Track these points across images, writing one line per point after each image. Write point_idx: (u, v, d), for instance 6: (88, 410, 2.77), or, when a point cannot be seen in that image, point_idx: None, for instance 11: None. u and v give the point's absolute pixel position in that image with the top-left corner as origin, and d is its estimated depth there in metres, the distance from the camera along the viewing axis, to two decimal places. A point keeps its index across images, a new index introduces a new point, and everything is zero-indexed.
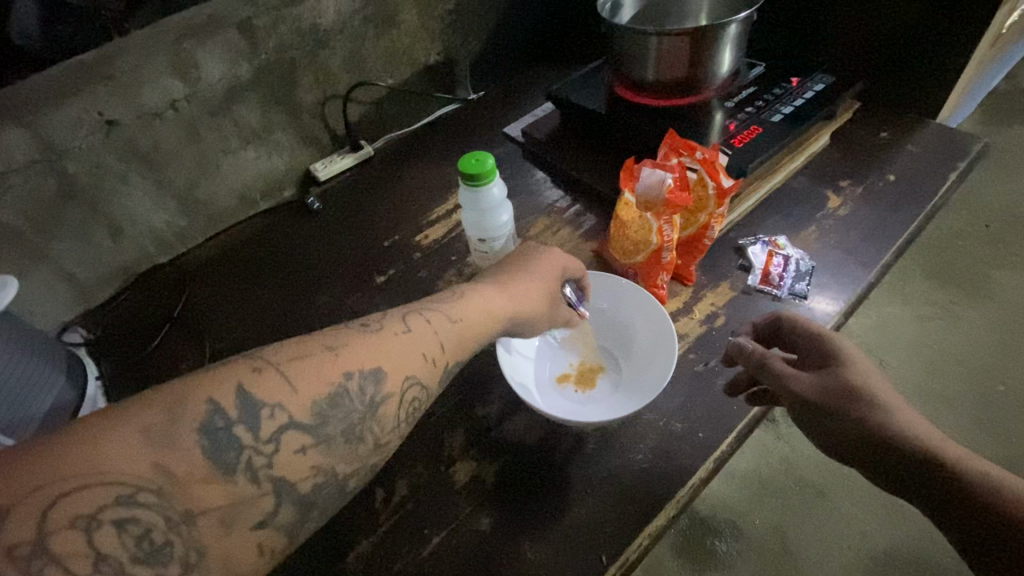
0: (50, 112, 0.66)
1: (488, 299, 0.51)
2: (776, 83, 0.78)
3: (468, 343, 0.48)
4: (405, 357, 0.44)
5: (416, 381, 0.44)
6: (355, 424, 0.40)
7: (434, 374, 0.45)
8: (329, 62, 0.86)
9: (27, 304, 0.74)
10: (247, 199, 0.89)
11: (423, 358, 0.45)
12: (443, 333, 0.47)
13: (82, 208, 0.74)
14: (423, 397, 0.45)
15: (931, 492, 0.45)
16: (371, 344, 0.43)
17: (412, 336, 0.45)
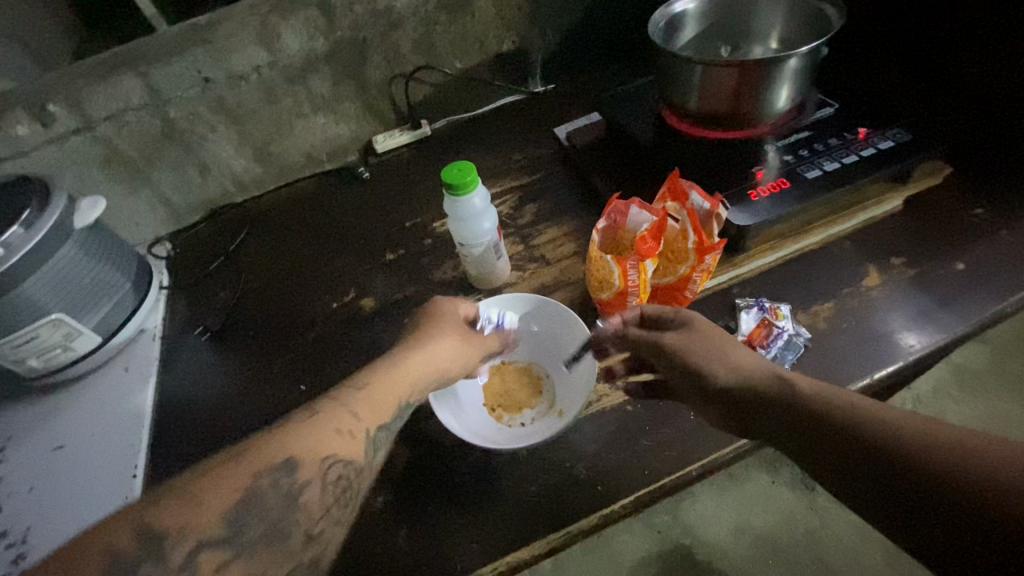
0: (160, 66, 0.81)
1: (406, 362, 0.55)
2: (839, 132, 0.68)
3: (387, 406, 0.52)
4: (321, 443, 0.48)
5: (340, 461, 0.48)
6: (279, 522, 0.44)
7: (357, 449, 0.49)
8: (399, 44, 0.92)
9: (133, 216, 0.93)
10: (314, 159, 1.00)
11: (339, 435, 0.49)
12: (356, 409, 0.51)
13: (178, 147, 0.89)
14: (350, 473, 0.49)
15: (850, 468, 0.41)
16: (281, 439, 0.47)
17: (321, 419, 0.49)
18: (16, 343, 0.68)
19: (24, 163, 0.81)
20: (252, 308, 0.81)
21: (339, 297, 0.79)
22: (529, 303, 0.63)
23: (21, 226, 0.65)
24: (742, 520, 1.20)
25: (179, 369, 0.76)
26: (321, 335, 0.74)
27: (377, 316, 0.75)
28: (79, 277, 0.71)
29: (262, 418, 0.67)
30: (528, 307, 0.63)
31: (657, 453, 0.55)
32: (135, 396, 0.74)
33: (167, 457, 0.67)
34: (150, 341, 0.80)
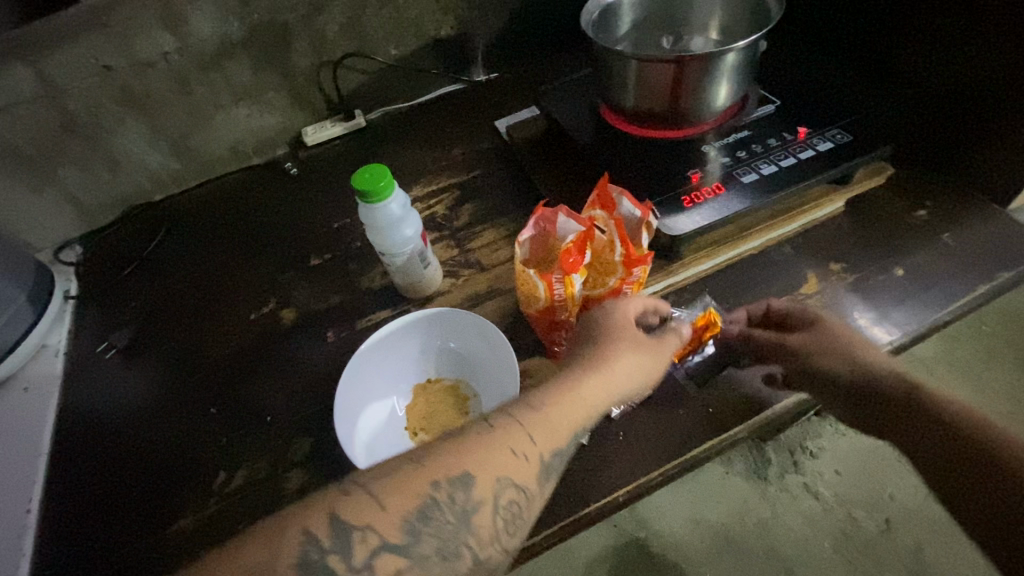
0: (51, 54, 0.73)
1: (580, 386, 0.49)
2: (779, 131, 0.65)
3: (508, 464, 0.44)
4: (496, 460, 0.44)
5: (511, 484, 0.44)
6: (448, 541, 0.41)
7: (531, 471, 0.45)
8: (326, 28, 0.85)
9: (36, 218, 0.84)
10: (238, 153, 0.92)
11: (515, 455, 0.45)
12: (534, 431, 0.46)
13: (81, 141, 0.81)
14: (519, 498, 0.44)
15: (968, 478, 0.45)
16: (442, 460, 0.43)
17: (511, 431, 0.46)
18: None
19: None
20: (164, 318, 0.75)
21: (260, 307, 0.74)
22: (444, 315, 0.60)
23: None
24: (697, 512, 1.21)
25: (85, 388, 0.70)
26: (239, 349, 0.69)
27: (299, 328, 0.70)
28: None
29: (172, 444, 0.62)
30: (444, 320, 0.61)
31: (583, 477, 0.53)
32: (35, 420, 0.68)
33: (67, 489, 0.61)
34: (53, 357, 0.74)
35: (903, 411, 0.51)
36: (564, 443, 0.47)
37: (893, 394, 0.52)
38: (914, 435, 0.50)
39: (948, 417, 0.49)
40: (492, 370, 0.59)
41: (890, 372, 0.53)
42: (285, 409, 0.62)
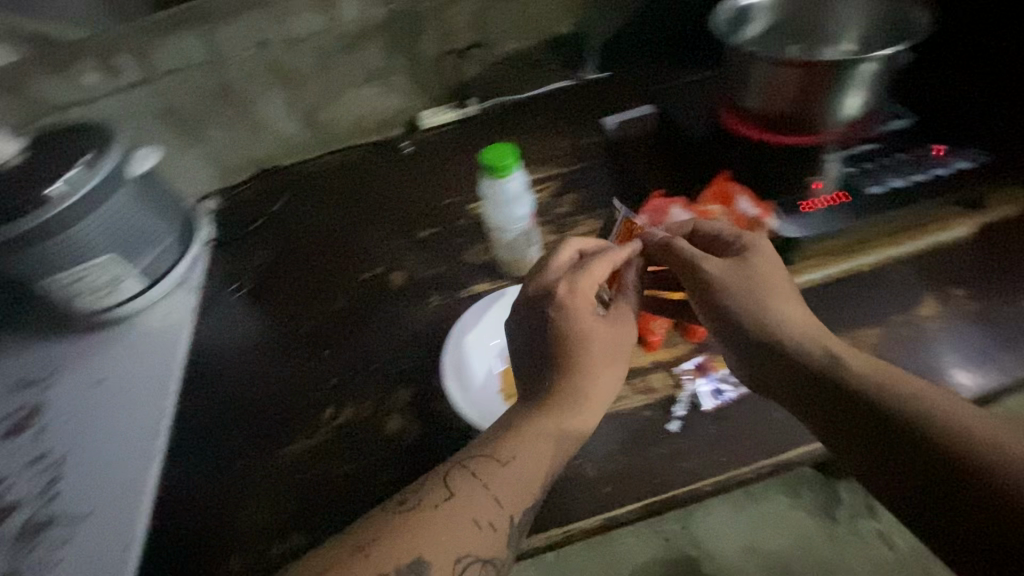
0: (222, 26, 0.83)
1: (551, 424, 0.50)
2: (908, 147, 0.64)
3: (463, 535, 0.45)
4: (456, 534, 0.45)
5: (476, 559, 0.45)
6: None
7: (498, 541, 0.46)
8: (454, 19, 0.91)
9: (185, 171, 0.96)
10: (360, 129, 1.00)
11: (477, 526, 0.46)
12: (496, 492, 0.47)
13: (232, 106, 0.91)
14: (487, 573, 0.45)
15: (911, 474, 0.41)
16: (401, 539, 0.44)
17: (461, 502, 0.46)
18: (69, 280, 0.72)
19: (90, 110, 0.84)
20: (288, 268, 0.83)
21: (371, 268, 0.80)
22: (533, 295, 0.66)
23: (83, 166, 0.68)
24: (756, 541, 1.16)
25: (216, 321, 0.79)
26: (351, 303, 0.76)
27: (404, 291, 0.75)
28: (130, 224, 0.75)
29: (287, 378, 0.69)
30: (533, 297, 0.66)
31: (671, 462, 0.53)
32: (171, 342, 0.77)
33: (195, 403, 0.69)
34: (190, 291, 0.83)
35: (842, 411, 0.45)
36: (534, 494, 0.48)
37: (827, 381, 0.47)
38: (843, 433, 0.45)
39: (905, 420, 0.42)
40: None
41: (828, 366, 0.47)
42: (388, 361, 0.67)
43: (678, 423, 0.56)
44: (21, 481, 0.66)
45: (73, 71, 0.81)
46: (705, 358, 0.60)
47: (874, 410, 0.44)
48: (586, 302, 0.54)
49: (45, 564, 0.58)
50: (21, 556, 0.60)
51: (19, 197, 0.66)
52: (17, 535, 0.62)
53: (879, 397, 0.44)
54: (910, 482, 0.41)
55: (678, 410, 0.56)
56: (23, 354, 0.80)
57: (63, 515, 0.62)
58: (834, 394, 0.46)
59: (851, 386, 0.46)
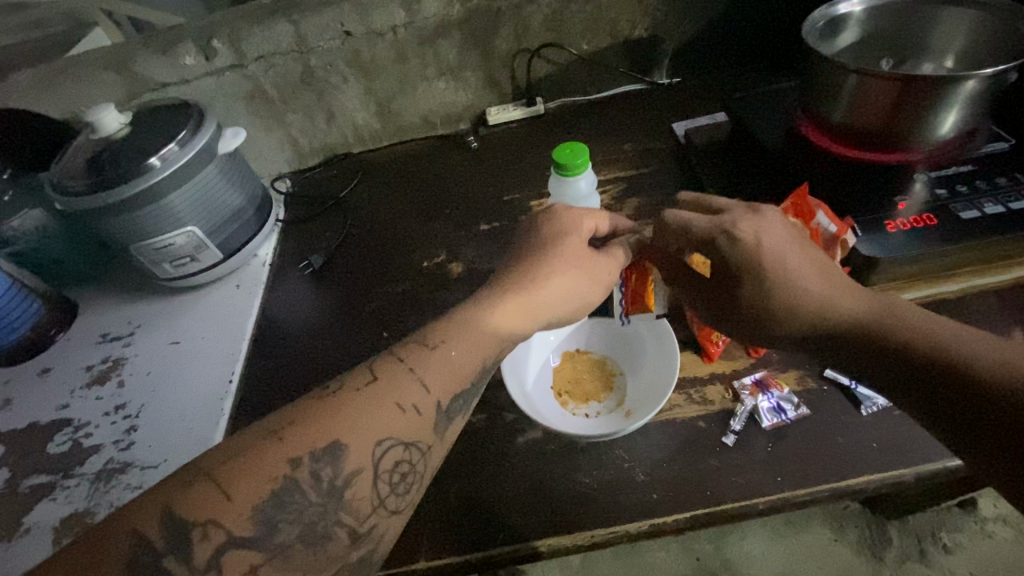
0: (310, 16, 0.86)
1: (487, 318, 0.51)
2: (1008, 171, 0.60)
3: (395, 422, 0.44)
4: (380, 418, 0.44)
5: (398, 441, 0.44)
6: (316, 523, 0.41)
7: (420, 424, 0.45)
8: (531, 19, 0.91)
9: (264, 151, 1.01)
10: (429, 122, 1.03)
11: (399, 410, 0.45)
12: (422, 375, 0.47)
13: (312, 93, 0.95)
14: (408, 455, 0.45)
15: (921, 394, 0.42)
16: (330, 420, 0.43)
17: (380, 386, 0.46)
18: (157, 246, 0.78)
19: (186, 89, 0.91)
20: (353, 252, 0.86)
21: (431, 257, 0.83)
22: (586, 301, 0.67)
23: (176, 144, 0.73)
24: (792, 570, 1.12)
25: (283, 294, 0.83)
26: (410, 289, 0.78)
27: (462, 282, 0.78)
28: (213, 197, 0.79)
29: (346, 356, 0.72)
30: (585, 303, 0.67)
31: (724, 475, 0.52)
32: (243, 311, 0.81)
33: (261, 370, 0.73)
34: (261, 265, 0.88)
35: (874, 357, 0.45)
36: (465, 377, 0.49)
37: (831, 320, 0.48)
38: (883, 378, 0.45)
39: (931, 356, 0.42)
40: (650, 348, 0.62)
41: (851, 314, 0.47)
42: None
43: (734, 436, 0.54)
44: (102, 427, 0.71)
45: (174, 53, 0.87)
46: (765, 375, 0.58)
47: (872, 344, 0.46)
48: (569, 239, 0.56)
49: (119, 505, 0.62)
50: (98, 494, 0.64)
51: (120, 168, 0.71)
52: (95, 476, 0.66)
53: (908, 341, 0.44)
54: (955, 414, 0.40)
55: (735, 424, 0.55)
56: (111, 311, 0.87)
57: (138, 462, 0.66)
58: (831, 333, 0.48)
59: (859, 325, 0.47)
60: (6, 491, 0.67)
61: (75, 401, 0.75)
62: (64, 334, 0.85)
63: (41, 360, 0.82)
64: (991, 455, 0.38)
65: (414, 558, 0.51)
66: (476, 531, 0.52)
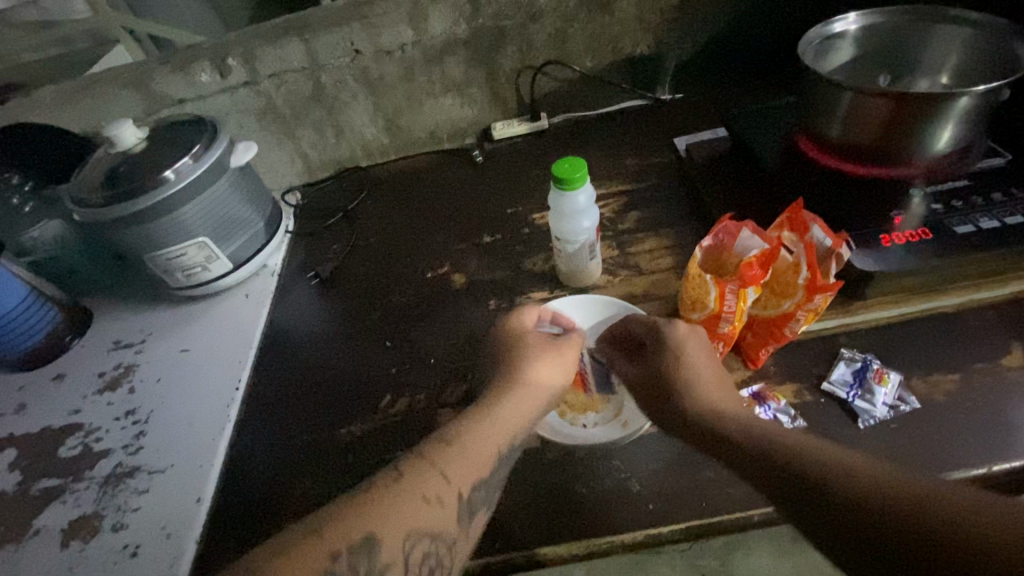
0: (321, 35, 0.89)
1: (496, 417, 0.55)
2: (1005, 186, 0.60)
3: (429, 524, 0.47)
4: (407, 512, 0.46)
5: (426, 535, 0.47)
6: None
7: (446, 517, 0.48)
8: (535, 37, 0.93)
9: (275, 165, 1.04)
10: (435, 137, 1.05)
11: (425, 502, 0.48)
12: (444, 468, 0.50)
13: (322, 109, 0.98)
14: (438, 542, 0.47)
15: (780, 488, 0.43)
16: (365, 516, 0.45)
17: (409, 483, 0.48)
18: (169, 256, 0.80)
19: (201, 105, 0.94)
20: (359, 263, 0.88)
21: (434, 268, 0.84)
22: (595, 306, 0.68)
23: (191, 158, 0.76)
24: None
25: (290, 304, 0.85)
26: (413, 300, 0.80)
27: (464, 293, 0.79)
28: (225, 210, 0.82)
29: (350, 365, 0.73)
30: (594, 310, 0.68)
31: (719, 487, 0.52)
32: (250, 321, 0.83)
33: (266, 378, 0.75)
34: (269, 276, 0.90)
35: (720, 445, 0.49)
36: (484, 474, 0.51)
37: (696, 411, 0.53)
38: (737, 464, 0.47)
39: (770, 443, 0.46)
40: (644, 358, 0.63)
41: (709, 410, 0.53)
42: (445, 356, 0.71)
43: None
44: (111, 432, 0.73)
45: (190, 70, 0.90)
46: (762, 388, 0.58)
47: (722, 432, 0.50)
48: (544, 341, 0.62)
49: (125, 508, 0.64)
50: (106, 497, 0.66)
51: (137, 181, 0.74)
52: (104, 479, 0.68)
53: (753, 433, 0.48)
54: (793, 499, 0.42)
55: None
56: (125, 318, 0.89)
57: (145, 466, 0.68)
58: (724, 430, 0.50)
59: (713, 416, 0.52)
60: (19, 493, 0.69)
61: (87, 405, 0.77)
62: (79, 340, 0.87)
63: (56, 365, 0.84)
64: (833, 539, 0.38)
65: None
66: None
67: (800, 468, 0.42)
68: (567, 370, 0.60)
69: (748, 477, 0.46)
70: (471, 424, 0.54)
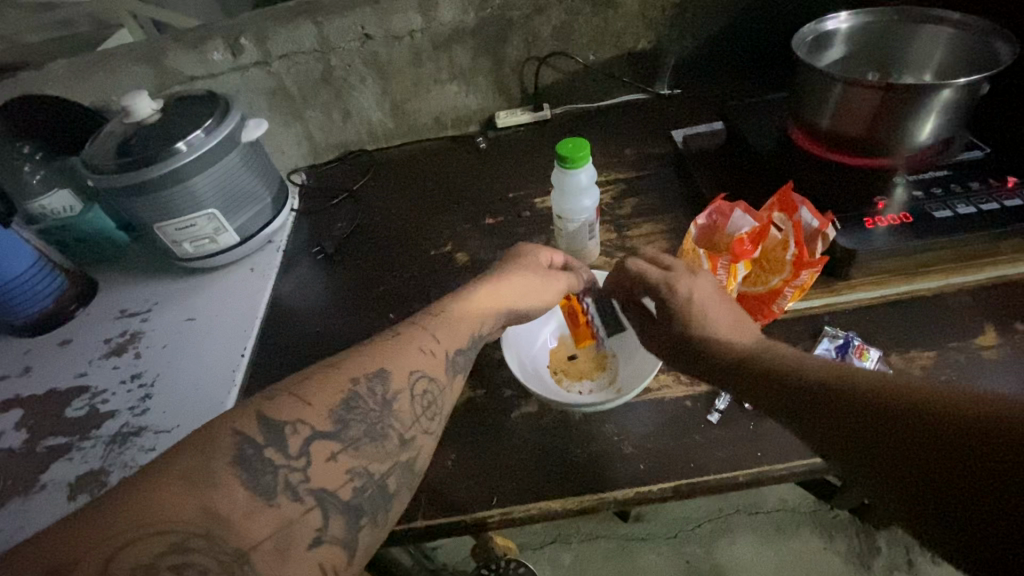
0: (333, 19, 0.92)
1: (469, 304, 0.59)
2: (982, 177, 0.64)
3: (420, 363, 0.52)
4: (406, 356, 0.52)
5: (424, 374, 0.52)
6: (376, 424, 0.47)
7: (438, 365, 0.53)
8: (541, 28, 0.96)
9: (282, 146, 1.06)
10: (440, 123, 1.08)
11: (421, 353, 0.53)
12: (433, 331, 0.55)
13: (330, 91, 1.00)
14: (433, 387, 0.52)
15: (803, 420, 0.43)
16: (361, 357, 0.50)
17: (403, 341, 0.53)
18: (179, 226, 0.82)
19: (212, 84, 0.96)
20: (364, 239, 0.91)
21: (436, 247, 0.87)
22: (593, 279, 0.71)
23: (203, 131, 0.77)
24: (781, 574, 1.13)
25: (295, 279, 0.87)
26: (416, 276, 0.82)
27: (466, 270, 0.82)
28: (234, 183, 0.84)
29: (354, 333, 0.76)
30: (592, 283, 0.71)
31: (706, 450, 0.55)
32: (256, 292, 0.85)
33: (270, 346, 0.77)
34: (275, 251, 0.92)
35: (742, 380, 0.50)
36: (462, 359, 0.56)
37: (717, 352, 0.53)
38: (762, 401, 0.47)
39: (797, 379, 0.45)
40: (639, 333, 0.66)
41: (730, 351, 0.53)
42: None
43: (718, 415, 0.58)
44: (117, 394, 0.75)
45: (203, 48, 0.92)
46: None
47: (747, 365, 0.50)
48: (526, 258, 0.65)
49: (131, 465, 0.66)
50: (111, 455, 0.68)
51: (149, 151, 0.75)
52: (110, 438, 0.69)
53: (777, 369, 0.47)
54: (818, 431, 0.41)
55: (719, 403, 0.58)
56: (131, 288, 0.91)
57: (151, 426, 0.70)
58: (748, 365, 0.50)
59: (731, 357, 0.52)
60: (25, 450, 0.70)
61: (93, 369, 0.79)
62: (84, 309, 0.89)
63: (61, 332, 0.86)
64: (854, 467, 0.38)
65: (412, 517, 0.54)
66: (470, 493, 0.55)
67: (824, 398, 0.42)
68: (544, 269, 0.65)
69: (771, 411, 0.46)
70: (449, 307, 0.58)
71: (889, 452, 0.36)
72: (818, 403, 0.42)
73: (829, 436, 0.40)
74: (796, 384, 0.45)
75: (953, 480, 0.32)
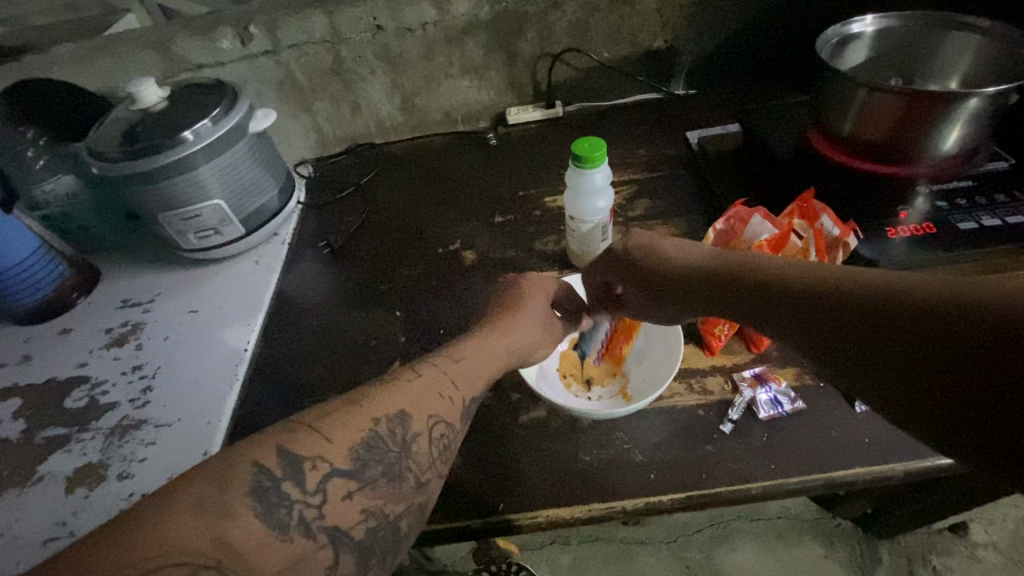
0: (344, 9, 0.90)
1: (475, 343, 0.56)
2: (1006, 188, 0.63)
3: (432, 406, 0.50)
4: (427, 400, 0.50)
5: (439, 418, 0.50)
6: (394, 465, 0.46)
7: (455, 410, 0.51)
8: (555, 24, 0.95)
9: (289, 137, 1.04)
10: (450, 118, 1.06)
11: (439, 397, 0.50)
12: (449, 372, 0.53)
13: (339, 83, 0.99)
14: (450, 433, 0.50)
15: (803, 316, 0.41)
16: (378, 398, 0.48)
17: (420, 384, 0.51)
18: (184, 216, 0.80)
19: (220, 72, 0.94)
20: (372, 234, 0.89)
21: (445, 244, 0.85)
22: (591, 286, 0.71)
23: (210, 120, 0.76)
24: None
25: (300, 273, 0.85)
26: (424, 273, 0.81)
27: (475, 269, 0.80)
28: (240, 174, 0.82)
29: (359, 330, 0.75)
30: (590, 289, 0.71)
31: (719, 461, 0.54)
32: (260, 285, 0.84)
33: (274, 340, 0.76)
34: (280, 244, 0.91)
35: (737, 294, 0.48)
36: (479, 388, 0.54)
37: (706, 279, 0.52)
38: (758, 311, 0.46)
39: (792, 285, 0.44)
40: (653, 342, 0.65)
41: (722, 270, 0.51)
42: (454, 327, 0.72)
43: (732, 425, 0.56)
44: (117, 386, 0.74)
45: (211, 36, 0.91)
46: (763, 370, 0.60)
47: (737, 281, 0.49)
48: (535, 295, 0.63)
49: (129, 458, 0.64)
50: (110, 447, 0.66)
51: (154, 139, 0.74)
52: (109, 431, 0.68)
53: (772, 278, 0.46)
54: (818, 330, 0.40)
55: (733, 413, 0.57)
56: (134, 278, 0.90)
57: (151, 420, 0.69)
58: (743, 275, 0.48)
59: (724, 275, 0.51)
60: (23, 442, 0.69)
61: (93, 359, 0.78)
62: (85, 299, 0.87)
63: (61, 321, 0.85)
64: (851, 364, 0.37)
65: None
66: (476, 498, 0.54)
67: (825, 297, 0.40)
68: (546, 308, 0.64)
69: (767, 317, 0.45)
70: (457, 348, 0.56)
71: (892, 344, 0.35)
72: (818, 305, 0.40)
73: (829, 335, 0.39)
74: (794, 289, 0.43)
75: (959, 375, 0.31)
